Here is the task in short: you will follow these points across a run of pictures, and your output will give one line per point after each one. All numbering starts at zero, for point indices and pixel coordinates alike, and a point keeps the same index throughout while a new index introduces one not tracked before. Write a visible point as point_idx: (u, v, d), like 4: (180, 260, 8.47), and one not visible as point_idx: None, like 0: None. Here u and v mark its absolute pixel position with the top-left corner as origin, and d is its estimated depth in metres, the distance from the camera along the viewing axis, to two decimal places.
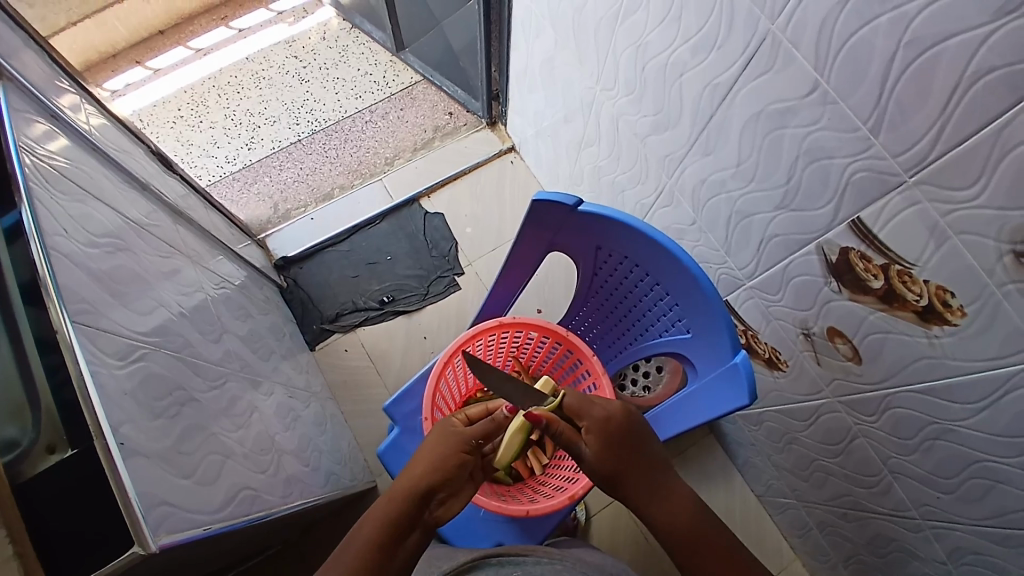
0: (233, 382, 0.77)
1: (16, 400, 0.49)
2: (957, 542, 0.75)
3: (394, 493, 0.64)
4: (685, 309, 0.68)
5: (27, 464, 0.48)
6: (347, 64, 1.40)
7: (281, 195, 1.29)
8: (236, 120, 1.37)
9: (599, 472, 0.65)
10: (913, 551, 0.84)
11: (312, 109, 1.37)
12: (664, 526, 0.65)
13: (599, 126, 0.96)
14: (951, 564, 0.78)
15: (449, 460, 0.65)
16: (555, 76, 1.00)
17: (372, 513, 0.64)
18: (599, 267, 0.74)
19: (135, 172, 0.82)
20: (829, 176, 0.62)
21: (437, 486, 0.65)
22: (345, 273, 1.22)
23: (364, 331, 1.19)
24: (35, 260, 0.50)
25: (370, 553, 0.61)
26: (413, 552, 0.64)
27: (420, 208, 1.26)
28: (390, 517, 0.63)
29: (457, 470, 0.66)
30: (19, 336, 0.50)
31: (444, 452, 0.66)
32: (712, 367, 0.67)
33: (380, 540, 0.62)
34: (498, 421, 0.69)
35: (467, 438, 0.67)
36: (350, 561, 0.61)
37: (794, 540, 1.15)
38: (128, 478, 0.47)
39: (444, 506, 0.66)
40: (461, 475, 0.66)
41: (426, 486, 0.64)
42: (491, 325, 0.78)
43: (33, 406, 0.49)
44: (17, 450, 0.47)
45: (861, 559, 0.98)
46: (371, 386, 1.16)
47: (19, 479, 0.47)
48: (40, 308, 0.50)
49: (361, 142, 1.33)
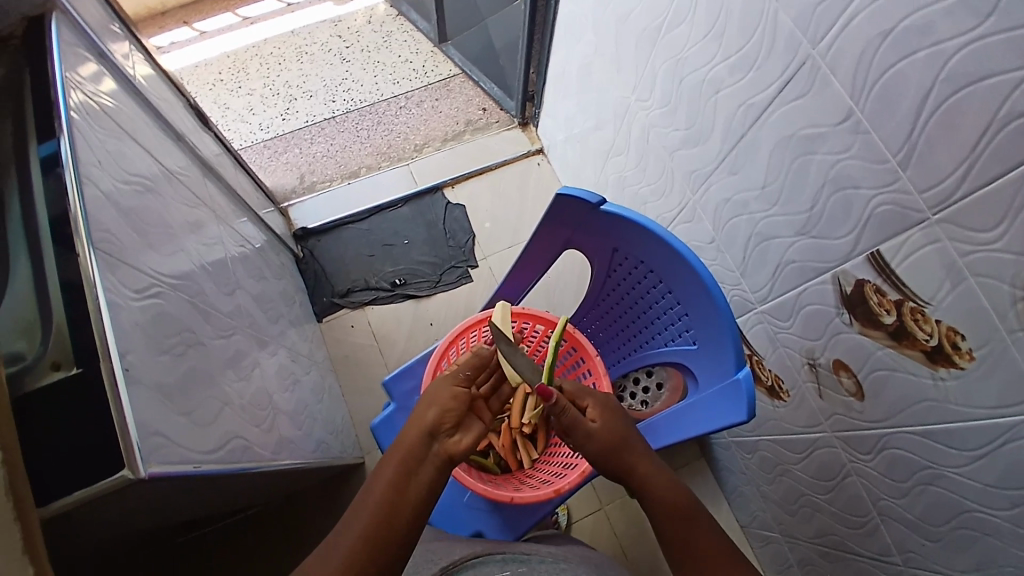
0: (240, 336, 0.78)
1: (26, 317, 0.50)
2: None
3: (401, 440, 0.67)
4: (694, 320, 0.67)
5: (29, 379, 0.48)
6: (388, 49, 1.42)
7: (309, 167, 1.31)
8: (274, 90, 1.39)
9: (604, 440, 0.66)
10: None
11: (349, 88, 1.39)
12: (660, 498, 0.64)
13: (629, 135, 0.97)
14: None
15: (441, 394, 0.69)
16: (591, 84, 1.01)
17: (382, 467, 0.66)
18: (613, 268, 0.74)
19: (172, 122, 0.84)
20: (853, 206, 0.63)
21: (439, 422, 0.68)
22: (362, 251, 1.23)
23: (373, 310, 1.20)
24: (67, 191, 0.52)
25: (387, 493, 0.62)
26: (428, 491, 0.64)
27: (442, 197, 1.27)
28: (404, 459, 0.65)
29: (454, 400, 0.69)
30: (38, 257, 0.51)
31: (438, 391, 0.70)
32: (714, 381, 0.66)
33: (393, 484, 0.63)
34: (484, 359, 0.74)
35: (456, 375, 0.71)
36: (369, 507, 0.61)
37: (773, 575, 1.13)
38: (127, 409, 0.48)
39: (453, 440, 0.67)
40: (458, 405, 0.69)
41: (426, 424, 0.67)
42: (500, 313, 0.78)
43: (44, 325, 0.50)
44: (22, 364, 0.48)
45: None
46: (372, 365, 1.17)
47: (19, 391, 0.48)
48: (64, 230, 0.51)
49: (392, 127, 1.34)
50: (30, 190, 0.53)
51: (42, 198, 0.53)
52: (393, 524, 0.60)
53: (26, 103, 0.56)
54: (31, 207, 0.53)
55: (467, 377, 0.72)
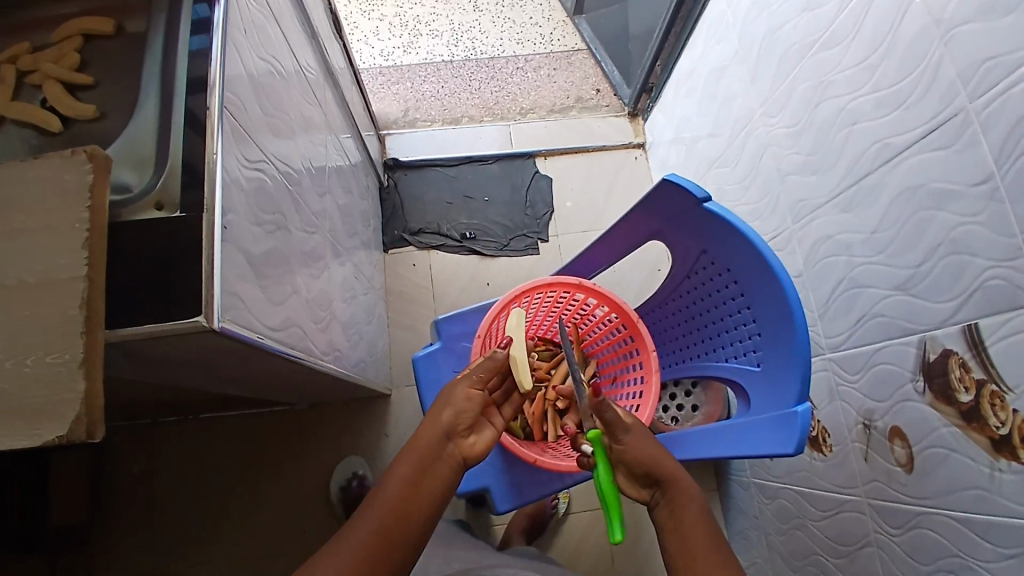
0: (320, 236, 0.80)
1: (151, 159, 0.55)
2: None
3: (414, 439, 0.64)
4: (765, 341, 0.65)
5: (129, 210, 0.51)
6: (521, 9, 1.42)
7: (416, 102, 1.32)
8: (403, 21, 1.41)
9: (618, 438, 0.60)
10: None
11: (473, 37, 1.39)
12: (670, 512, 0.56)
13: (743, 150, 0.94)
14: None
15: (457, 395, 0.68)
16: (718, 90, 0.98)
17: (395, 463, 0.62)
18: (693, 271, 0.72)
19: (311, 20, 0.87)
20: (963, 274, 0.59)
21: (456, 421, 0.66)
22: (442, 197, 1.25)
23: (438, 255, 1.22)
24: (212, 50, 0.55)
25: (401, 492, 0.58)
26: (444, 491, 0.62)
27: (533, 165, 1.27)
28: (419, 457, 0.62)
29: (470, 403, 0.68)
30: (176, 106, 0.55)
31: (453, 391, 0.68)
32: (766, 409, 0.64)
33: (408, 481, 0.60)
34: (497, 360, 0.71)
35: (471, 375, 0.69)
36: (384, 502, 0.58)
37: None
38: (217, 260, 0.50)
39: (468, 442, 0.67)
40: (475, 407, 0.68)
41: (443, 420, 0.66)
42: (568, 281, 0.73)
43: (156, 168, 0.53)
44: (127, 195, 0.52)
45: None
46: (424, 306, 1.19)
47: (118, 217, 0.51)
48: (200, 85, 0.54)
49: (504, 85, 1.34)
50: (188, 46, 0.57)
51: (193, 50, 0.56)
52: (411, 522, 0.57)
53: None
54: (182, 62, 0.56)
55: (482, 378, 0.70)
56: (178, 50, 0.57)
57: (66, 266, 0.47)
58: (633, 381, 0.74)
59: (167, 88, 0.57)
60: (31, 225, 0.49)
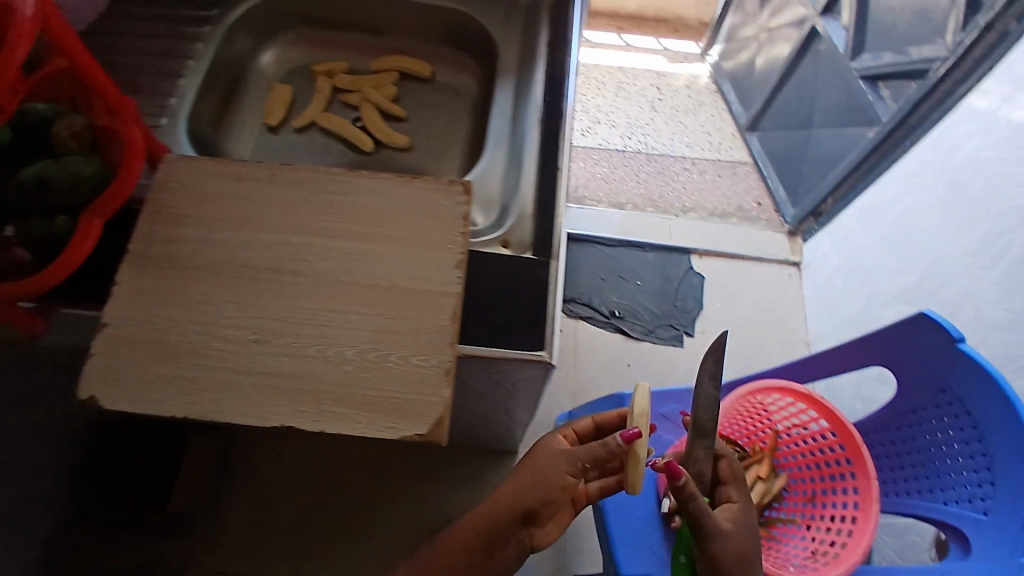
0: None
1: (497, 201, 0.61)
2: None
3: (498, 500, 0.59)
4: (997, 491, 0.66)
5: (482, 242, 0.57)
6: (695, 116, 1.52)
7: (586, 182, 1.41)
8: (583, 107, 1.53)
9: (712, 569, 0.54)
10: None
11: (646, 133, 1.49)
12: None
13: (933, 294, 0.98)
14: None
15: (549, 478, 0.57)
16: (911, 234, 1.03)
17: (477, 513, 0.60)
18: (924, 405, 0.75)
19: None
20: None
21: (538, 508, 0.57)
22: (598, 271, 1.30)
23: (586, 326, 1.25)
24: (564, 114, 0.62)
25: (470, 543, 0.59)
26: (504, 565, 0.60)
27: (688, 261, 1.32)
28: (489, 527, 0.58)
29: (546, 498, 0.57)
30: (524, 160, 0.61)
31: (546, 467, 0.57)
32: (990, 557, 0.64)
33: (474, 539, 0.59)
34: (609, 449, 0.54)
35: (573, 460, 0.57)
36: (452, 543, 0.60)
37: None
38: (557, 304, 0.54)
39: (543, 531, 0.59)
40: (562, 498, 0.57)
41: (524, 504, 0.57)
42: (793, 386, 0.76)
43: (508, 208, 0.59)
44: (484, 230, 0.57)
45: None
46: (566, 373, 1.21)
47: (475, 247, 0.56)
48: (556, 149, 0.60)
49: (670, 181, 1.42)
50: (542, 109, 0.63)
51: (548, 117, 0.62)
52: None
53: (551, 41, 0.67)
54: (532, 121, 0.62)
55: (581, 466, 0.56)
56: (527, 111, 0.63)
57: (439, 280, 0.51)
58: (844, 506, 0.74)
59: (514, 142, 0.63)
60: (405, 235, 0.53)
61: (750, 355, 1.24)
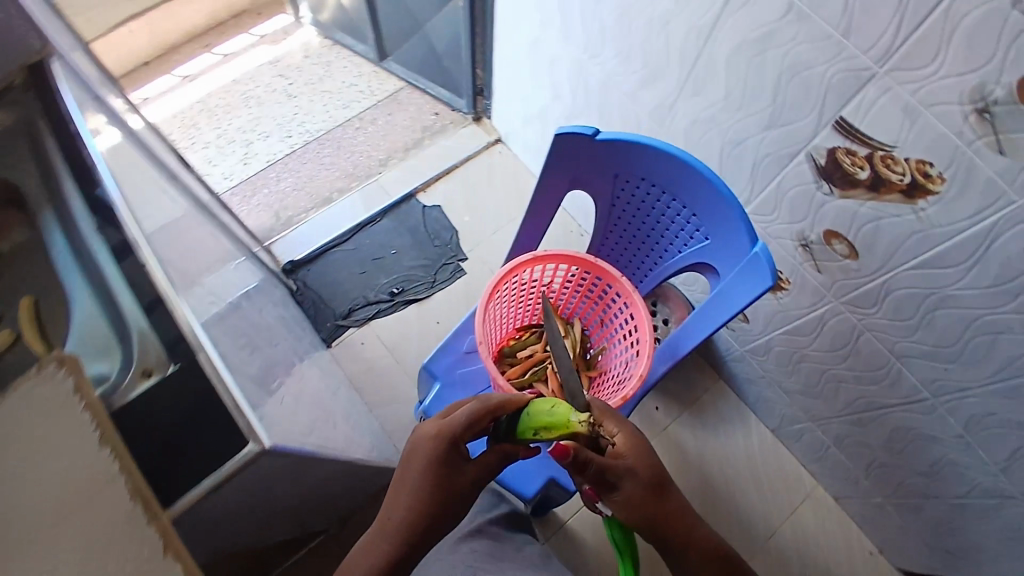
0: (282, 349, 0.83)
1: (120, 337, 0.57)
2: (992, 424, 0.76)
3: None
4: (703, 218, 0.73)
5: (119, 393, 0.52)
6: (331, 78, 1.47)
7: (281, 203, 1.32)
8: (227, 138, 1.41)
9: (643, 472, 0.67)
10: (964, 465, 0.84)
11: (302, 120, 1.42)
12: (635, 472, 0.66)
13: (587, 94, 1.05)
14: (993, 460, 0.79)
15: None
16: (542, 56, 1.08)
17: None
18: (617, 195, 0.79)
19: (166, 166, 0.91)
20: (811, 85, 0.71)
21: None
22: (353, 269, 1.25)
23: (378, 324, 1.22)
24: (122, 214, 0.61)
25: None
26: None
27: (418, 203, 1.31)
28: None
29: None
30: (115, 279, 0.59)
31: None
32: (734, 266, 0.71)
33: None
34: None
35: None
36: None
37: (827, 483, 1.15)
38: (233, 386, 0.52)
39: None
40: None
41: None
42: (526, 260, 0.79)
43: (123, 344, 0.55)
44: (110, 382, 0.53)
45: (908, 484, 0.96)
46: (394, 373, 1.19)
47: (112, 404, 0.51)
48: (134, 253, 0.59)
49: (353, 148, 1.38)
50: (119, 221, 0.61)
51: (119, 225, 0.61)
52: None
53: (68, 160, 0.66)
54: (102, 245, 0.60)
55: None
56: (99, 232, 0.61)
57: (88, 468, 0.47)
58: (621, 313, 0.81)
59: (94, 271, 0.61)
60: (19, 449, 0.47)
61: (496, 217, 1.30)
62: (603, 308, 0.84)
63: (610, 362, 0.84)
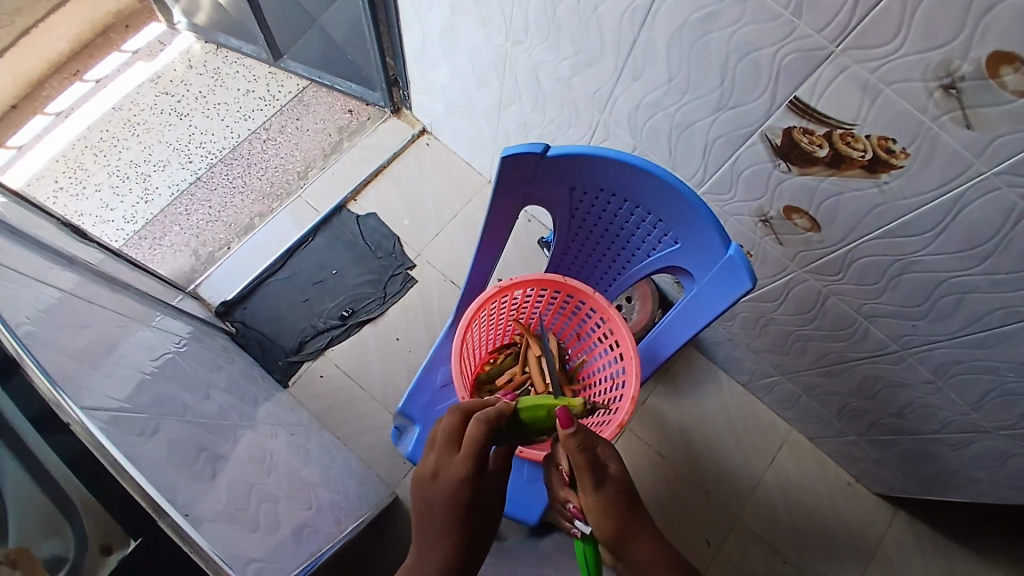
0: (236, 430, 0.77)
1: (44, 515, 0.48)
2: (962, 370, 0.79)
3: None
4: (669, 222, 0.69)
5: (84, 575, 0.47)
6: (225, 87, 1.32)
7: (199, 239, 1.20)
8: (121, 175, 1.26)
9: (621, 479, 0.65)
10: (936, 405, 0.88)
11: (202, 141, 1.28)
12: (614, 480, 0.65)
13: (515, 81, 0.97)
14: (963, 399, 0.83)
15: None
16: (459, 43, 0.99)
17: None
18: (575, 207, 0.74)
19: (55, 247, 0.80)
20: (761, 67, 0.66)
21: None
22: (295, 298, 1.16)
23: (334, 352, 1.14)
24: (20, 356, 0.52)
25: None
26: None
27: (350, 214, 1.21)
28: None
29: None
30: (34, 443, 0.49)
31: None
32: (709, 268, 0.68)
33: None
34: None
35: None
36: None
37: (801, 425, 1.19)
38: (203, 546, 0.52)
39: None
40: None
41: None
42: (493, 290, 0.74)
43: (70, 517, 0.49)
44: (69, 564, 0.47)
45: (879, 422, 1.01)
46: (361, 402, 1.12)
47: None
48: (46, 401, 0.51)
49: (265, 164, 1.26)
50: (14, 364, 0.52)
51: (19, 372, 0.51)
52: None
53: None
54: None
55: None
56: None
57: None
58: (597, 325, 0.78)
59: None
60: None
61: (437, 215, 1.22)
62: (578, 318, 0.81)
63: (594, 375, 0.81)
